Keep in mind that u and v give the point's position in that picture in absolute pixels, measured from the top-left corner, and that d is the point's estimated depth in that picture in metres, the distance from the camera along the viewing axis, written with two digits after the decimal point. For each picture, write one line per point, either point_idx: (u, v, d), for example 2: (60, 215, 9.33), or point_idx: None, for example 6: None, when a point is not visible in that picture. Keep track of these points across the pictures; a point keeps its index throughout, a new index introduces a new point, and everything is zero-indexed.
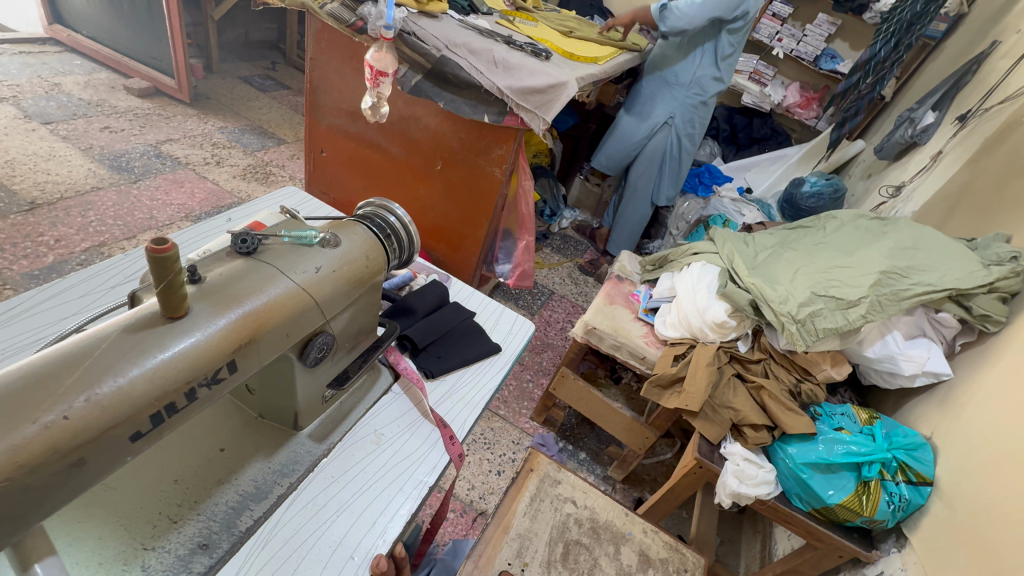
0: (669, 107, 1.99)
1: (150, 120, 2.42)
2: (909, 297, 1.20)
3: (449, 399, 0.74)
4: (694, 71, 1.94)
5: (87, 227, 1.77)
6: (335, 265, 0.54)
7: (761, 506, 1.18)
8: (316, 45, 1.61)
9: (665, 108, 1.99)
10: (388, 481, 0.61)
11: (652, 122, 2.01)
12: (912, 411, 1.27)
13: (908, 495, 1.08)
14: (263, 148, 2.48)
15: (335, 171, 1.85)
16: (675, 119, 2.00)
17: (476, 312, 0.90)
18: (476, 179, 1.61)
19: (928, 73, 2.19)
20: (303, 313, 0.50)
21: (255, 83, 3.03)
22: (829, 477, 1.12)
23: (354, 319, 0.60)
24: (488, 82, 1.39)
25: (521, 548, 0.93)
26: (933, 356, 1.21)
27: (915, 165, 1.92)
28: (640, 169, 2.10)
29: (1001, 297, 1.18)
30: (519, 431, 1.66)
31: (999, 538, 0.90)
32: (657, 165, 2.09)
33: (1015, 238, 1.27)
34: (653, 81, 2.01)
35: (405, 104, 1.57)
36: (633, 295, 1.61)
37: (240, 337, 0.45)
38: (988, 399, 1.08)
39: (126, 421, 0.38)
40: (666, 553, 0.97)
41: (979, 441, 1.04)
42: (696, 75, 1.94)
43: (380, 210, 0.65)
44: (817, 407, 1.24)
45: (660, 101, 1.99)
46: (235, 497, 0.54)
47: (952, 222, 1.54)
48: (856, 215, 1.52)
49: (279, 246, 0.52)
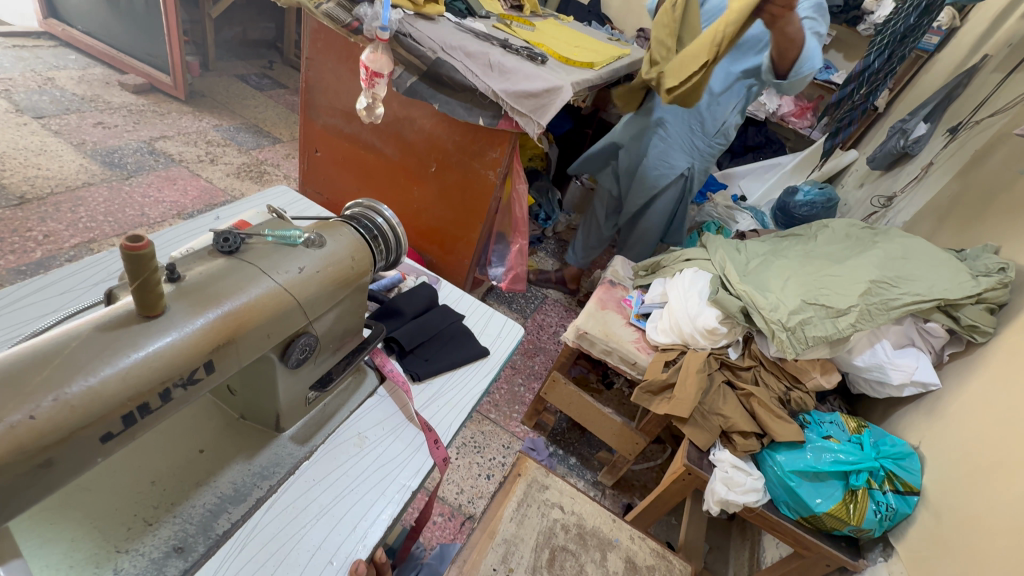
0: (683, 155, 1.74)
1: (144, 117, 2.41)
2: (898, 307, 1.21)
3: (436, 402, 0.73)
4: (723, 117, 1.67)
5: (77, 223, 1.75)
6: (319, 265, 0.54)
7: (749, 513, 1.18)
8: (312, 45, 1.61)
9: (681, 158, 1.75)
10: (369, 486, 0.60)
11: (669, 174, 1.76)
12: (899, 420, 1.28)
13: (895, 504, 1.09)
14: (258, 147, 2.47)
15: (329, 171, 1.85)
16: (695, 169, 1.78)
17: (466, 315, 0.90)
18: (470, 182, 1.61)
19: (922, 85, 2.21)
20: (285, 314, 0.49)
21: (251, 82, 3.02)
22: (818, 486, 1.12)
23: (340, 320, 0.60)
24: (484, 85, 1.38)
25: (506, 553, 0.92)
26: (921, 365, 1.21)
27: (906, 176, 1.94)
28: (652, 218, 1.88)
29: (988, 307, 1.19)
30: (509, 435, 1.65)
31: (987, 551, 0.90)
32: (668, 213, 1.88)
33: (1003, 249, 1.28)
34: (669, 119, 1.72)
35: (401, 105, 1.58)
36: (624, 300, 1.61)
37: (218, 337, 0.44)
38: (976, 409, 1.08)
39: (97, 421, 0.37)
40: (653, 560, 0.97)
41: (968, 450, 1.04)
42: (724, 122, 1.68)
43: (368, 211, 0.65)
44: (806, 415, 1.24)
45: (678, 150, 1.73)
46: (213, 499, 0.53)
47: (942, 233, 1.55)
48: (847, 224, 1.52)
49: (262, 245, 0.52)
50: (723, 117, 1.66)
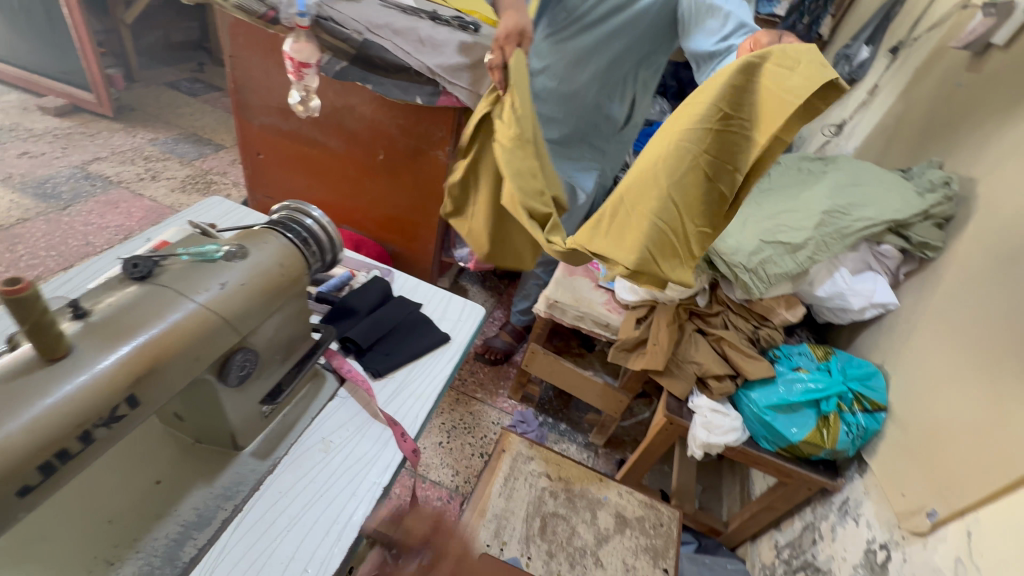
0: (598, 153, 1.52)
1: (73, 140, 2.28)
2: (852, 233, 1.23)
3: (400, 395, 0.72)
4: (628, 97, 1.41)
5: (18, 262, 1.67)
6: (244, 278, 0.51)
7: (731, 452, 1.24)
8: (232, 41, 1.52)
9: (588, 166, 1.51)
10: (340, 488, 0.60)
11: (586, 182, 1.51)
12: (864, 341, 1.32)
13: (864, 423, 1.14)
14: (200, 156, 2.38)
15: (276, 172, 1.79)
16: (606, 159, 1.54)
17: (424, 303, 0.88)
18: (421, 165, 1.58)
19: (863, 6, 2.20)
20: (212, 334, 0.47)
21: (183, 88, 2.89)
22: (792, 416, 1.17)
23: (283, 327, 0.58)
24: (418, 63, 1.35)
25: (498, 528, 0.94)
26: (879, 287, 1.25)
27: (854, 101, 1.95)
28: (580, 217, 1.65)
29: (936, 223, 1.21)
30: (498, 411, 1.71)
31: (952, 454, 0.94)
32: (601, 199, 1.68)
33: (947, 163, 1.30)
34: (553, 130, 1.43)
35: (337, 95, 1.52)
36: (591, 262, 1.60)
37: (137, 369, 0.42)
38: (932, 322, 1.12)
39: (10, 477, 0.35)
40: (641, 512, 1.01)
41: (927, 361, 1.09)
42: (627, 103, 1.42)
43: (296, 214, 0.63)
44: (776, 350, 1.28)
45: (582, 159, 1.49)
46: (176, 528, 0.53)
47: (890, 154, 1.58)
48: (798, 158, 1.53)
49: (178, 266, 0.49)
50: (630, 91, 1.40)
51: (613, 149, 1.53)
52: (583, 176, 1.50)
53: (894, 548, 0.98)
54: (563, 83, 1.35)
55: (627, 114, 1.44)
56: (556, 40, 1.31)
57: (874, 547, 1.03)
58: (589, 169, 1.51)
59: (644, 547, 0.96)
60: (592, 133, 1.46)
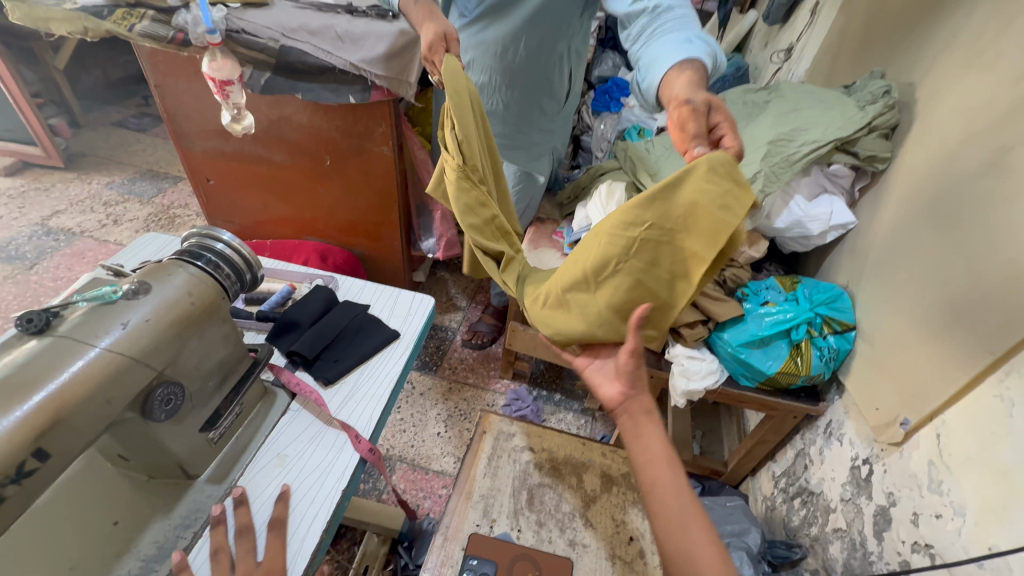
0: (550, 129, 1.44)
1: (29, 198, 2.24)
2: (799, 159, 1.22)
3: (353, 399, 0.73)
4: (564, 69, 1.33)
5: None
6: (151, 313, 0.52)
7: (713, 393, 1.26)
8: (154, 71, 1.48)
9: (540, 145, 1.46)
10: (296, 498, 0.61)
11: (537, 163, 1.49)
12: (830, 265, 1.32)
13: (836, 344, 1.14)
14: (160, 192, 2.36)
15: (229, 196, 1.78)
16: (555, 133, 1.47)
17: (371, 304, 0.88)
18: (368, 164, 1.56)
19: None
20: (123, 375, 0.49)
21: (131, 124, 2.83)
22: (766, 350, 1.19)
23: (208, 353, 0.58)
24: (341, 61, 1.29)
25: (487, 506, 0.96)
26: (835, 210, 1.24)
27: (800, 22, 1.91)
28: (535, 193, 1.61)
29: (882, 134, 1.18)
30: (491, 393, 1.73)
31: (913, 363, 0.95)
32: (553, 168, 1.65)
33: (889, 72, 1.26)
34: (496, 123, 1.36)
35: (270, 107, 1.48)
36: (557, 233, 1.60)
37: (40, 424, 0.44)
38: (890, 232, 1.11)
39: None
40: (626, 468, 1.03)
41: (885, 275, 1.10)
42: (566, 75, 1.34)
43: (205, 240, 0.63)
44: (744, 288, 1.29)
45: (530, 142, 1.43)
46: (137, 563, 0.54)
47: (838, 70, 1.54)
48: (743, 91, 1.50)
49: (78, 314, 0.50)
50: (569, 58, 1.32)
51: (557, 122, 1.45)
52: (533, 161, 1.48)
53: (875, 461, 1.00)
54: (492, 73, 1.26)
55: (566, 86, 1.37)
56: (475, 32, 1.23)
57: (858, 463, 1.04)
58: (540, 153, 1.48)
59: (631, 501, 0.98)
60: (536, 113, 1.37)
